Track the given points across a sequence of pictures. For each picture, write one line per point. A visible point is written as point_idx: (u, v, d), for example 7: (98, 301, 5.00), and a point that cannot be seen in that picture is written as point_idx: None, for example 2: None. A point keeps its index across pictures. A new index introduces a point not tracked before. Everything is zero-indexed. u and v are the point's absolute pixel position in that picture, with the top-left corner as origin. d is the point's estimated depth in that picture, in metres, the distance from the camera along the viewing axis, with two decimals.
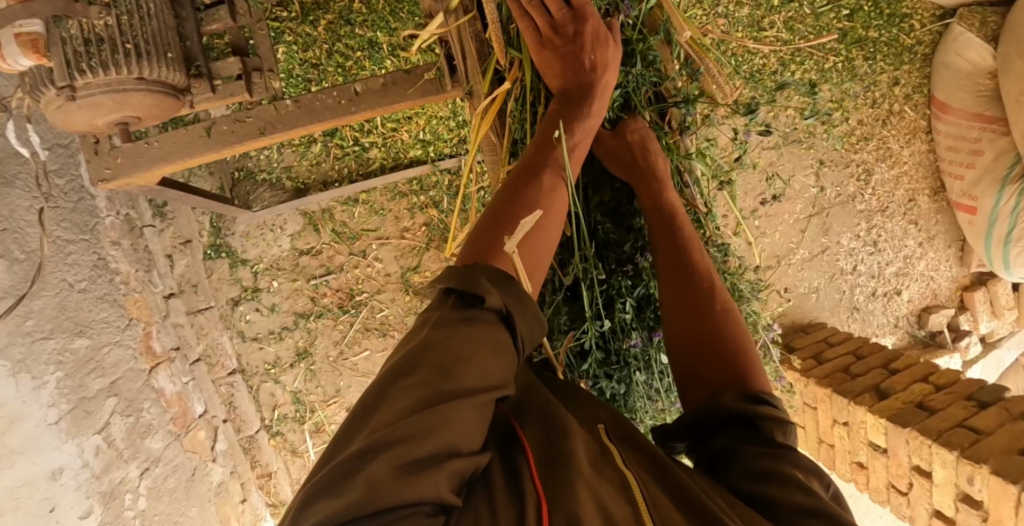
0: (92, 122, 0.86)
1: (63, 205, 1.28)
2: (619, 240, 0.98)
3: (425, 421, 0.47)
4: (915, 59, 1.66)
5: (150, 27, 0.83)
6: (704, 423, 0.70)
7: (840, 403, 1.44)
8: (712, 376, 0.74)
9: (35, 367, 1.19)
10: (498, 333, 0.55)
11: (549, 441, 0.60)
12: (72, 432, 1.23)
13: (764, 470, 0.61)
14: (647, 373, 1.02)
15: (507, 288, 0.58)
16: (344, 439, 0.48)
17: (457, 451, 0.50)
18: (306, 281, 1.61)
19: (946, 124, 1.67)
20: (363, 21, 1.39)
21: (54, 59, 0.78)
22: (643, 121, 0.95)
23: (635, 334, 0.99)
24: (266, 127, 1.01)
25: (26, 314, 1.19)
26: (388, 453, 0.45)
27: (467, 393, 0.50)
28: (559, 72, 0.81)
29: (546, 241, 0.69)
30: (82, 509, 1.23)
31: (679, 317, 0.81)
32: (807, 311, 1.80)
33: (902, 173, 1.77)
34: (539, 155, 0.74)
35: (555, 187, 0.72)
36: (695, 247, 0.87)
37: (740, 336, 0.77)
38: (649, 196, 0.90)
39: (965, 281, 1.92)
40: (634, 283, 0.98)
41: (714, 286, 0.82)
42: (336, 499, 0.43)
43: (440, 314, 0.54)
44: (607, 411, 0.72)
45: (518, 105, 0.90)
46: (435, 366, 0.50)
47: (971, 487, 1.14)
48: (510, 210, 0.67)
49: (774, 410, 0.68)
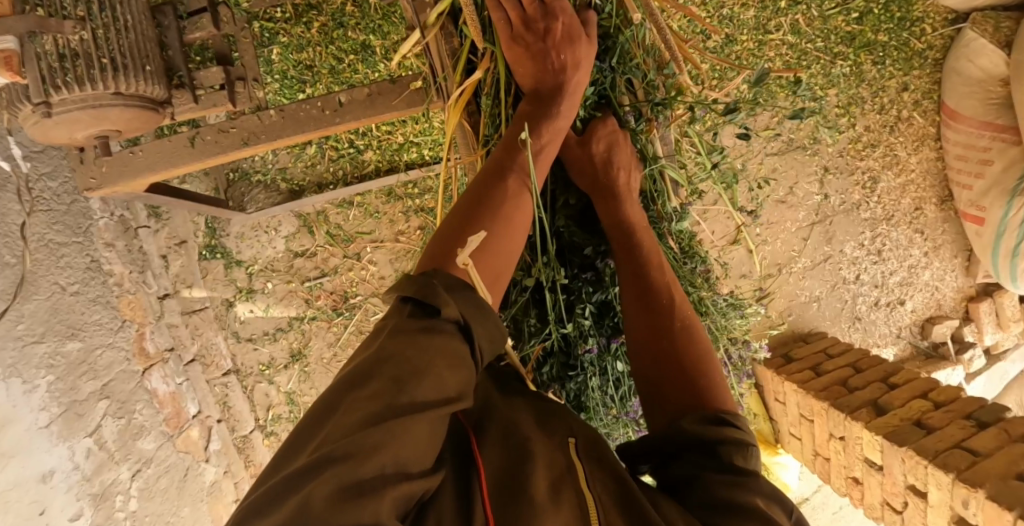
0: (71, 135, 0.85)
1: (56, 208, 1.28)
2: (582, 244, 0.95)
3: (371, 439, 0.44)
4: (925, 64, 1.61)
5: (126, 41, 0.83)
6: (665, 446, 0.69)
7: (836, 418, 1.41)
8: (672, 402, 0.73)
9: (26, 371, 1.21)
10: (458, 343, 0.53)
11: (510, 469, 0.59)
12: (64, 435, 1.26)
13: (723, 502, 0.59)
14: (603, 379, 0.99)
15: (464, 298, 0.55)
16: (285, 458, 0.45)
17: (407, 474, 0.47)
18: (300, 283, 1.60)
19: (955, 132, 1.62)
20: (356, 24, 1.37)
21: (29, 75, 0.78)
22: (615, 122, 0.91)
23: (592, 340, 0.95)
24: (249, 137, 1.00)
25: (17, 319, 1.20)
26: (330, 473, 0.42)
27: (418, 409, 0.48)
28: (531, 69, 0.79)
29: (511, 245, 0.67)
30: (71, 511, 1.27)
31: (643, 337, 0.80)
32: (808, 320, 1.78)
33: (909, 181, 1.73)
34: (505, 159, 0.73)
35: (521, 192, 0.71)
36: (657, 264, 0.85)
37: (702, 354, 0.76)
38: (610, 215, 0.88)
39: (971, 292, 1.88)
40: (594, 289, 0.95)
41: (675, 302, 0.81)
42: (271, 519, 0.41)
43: (397, 322, 0.53)
44: (581, 424, 0.69)
45: (491, 96, 0.86)
46: (388, 379, 0.48)
47: (966, 511, 1.11)
48: (470, 218, 0.65)
49: (739, 432, 0.66)
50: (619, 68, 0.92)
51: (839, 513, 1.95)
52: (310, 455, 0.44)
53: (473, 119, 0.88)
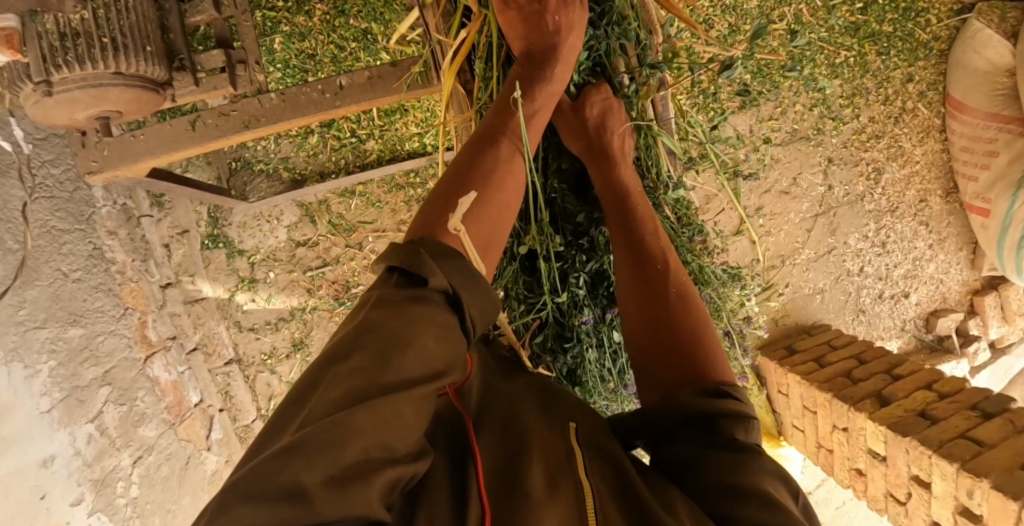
0: (71, 116, 0.86)
1: (59, 194, 1.28)
2: (574, 212, 0.94)
3: (352, 418, 0.44)
4: (931, 55, 1.60)
5: (129, 22, 0.82)
6: (661, 423, 0.68)
7: (840, 409, 1.40)
8: (667, 372, 0.74)
9: (27, 356, 1.18)
10: (444, 316, 0.53)
11: (506, 461, 0.58)
12: (65, 421, 1.24)
13: (727, 485, 0.58)
14: (599, 351, 0.98)
15: (450, 262, 0.56)
16: (265, 443, 0.44)
17: (391, 456, 0.47)
18: (302, 272, 1.60)
19: (961, 123, 1.61)
20: (358, 13, 1.37)
21: (30, 54, 0.78)
22: (609, 89, 0.90)
23: (588, 311, 0.95)
24: (249, 121, 1.00)
25: (19, 304, 1.17)
26: (311, 456, 0.41)
27: (404, 386, 0.48)
28: (522, 32, 0.78)
29: (502, 213, 0.67)
30: (73, 497, 1.24)
31: (636, 303, 0.80)
32: (811, 313, 1.77)
33: (914, 173, 1.72)
34: (496, 124, 0.72)
35: (510, 161, 0.70)
36: (651, 229, 0.84)
37: (696, 321, 0.76)
38: (606, 183, 0.87)
39: (976, 286, 1.87)
40: (588, 257, 0.95)
41: (668, 268, 0.81)
42: (248, 505, 0.39)
43: (380, 295, 0.52)
44: (579, 406, 0.70)
45: (484, 62, 0.85)
46: (372, 353, 0.48)
47: (971, 501, 1.10)
48: (462, 184, 0.65)
49: (737, 403, 0.66)
50: (614, 33, 0.90)
51: (842, 507, 1.95)
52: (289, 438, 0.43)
53: (466, 83, 0.89)
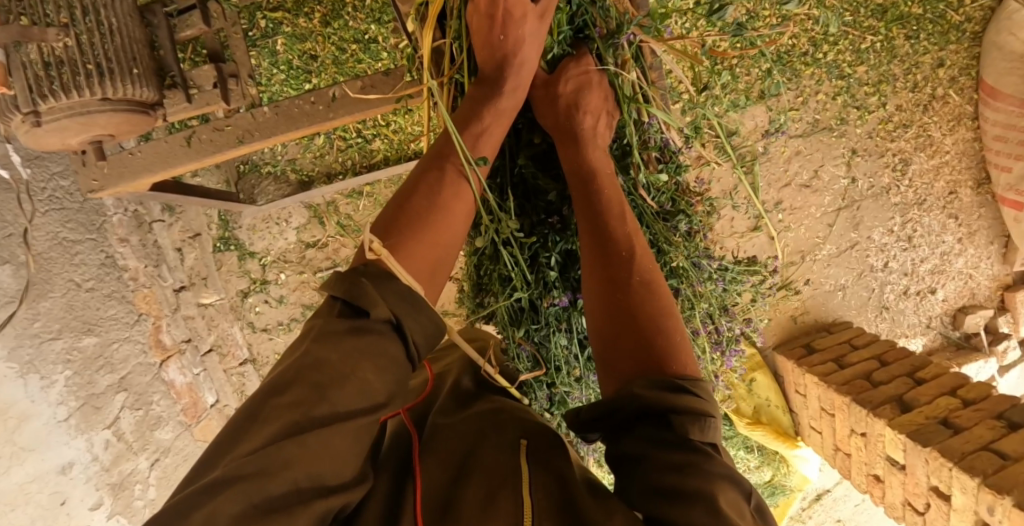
0: (64, 142, 0.88)
1: (69, 206, 1.33)
2: (545, 189, 0.93)
3: (282, 453, 0.44)
4: (963, 37, 1.49)
5: (112, 44, 0.85)
6: (618, 415, 0.64)
7: (858, 413, 1.36)
8: (626, 360, 0.69)
9: (43, 367, 1.34)
10: (387, 346, 0.51)
11: (448, 487, 0.58)
12: (83, 428, 1.40)
13: (673, 488, 0.53)
14: (568, 336, 1.01)
15: (389, 285, 0.54)
16: (190, 477, 0.43)
17: (324, 488, 0.46)
18: (313, 274, 1.56)
19: (993, 111, 1.52)
20: (357, 13, 1.34)
21: (16, 85, 0.80)
22: (591, 60, 0.88)
23: (557, 292, 0.96)
24: (244, 136, 0.99)
25: (33, 317, 1.32)
26: (237, 488, 0.41)
27: (335, 422, 0.47)
28: (485, 35, 0.76)
29: (443, 233, 0.64)
30: (92, 501, 1.43)
31: (598, 292, 0.77)
32: (832, 310, 1.71)
33: (943, 163, 1.63)
34: (448, 143, 0.71)
35: (457, 184, 0.69)
36: (618, 215, 0.81)
37: (658, 310, 0.72)
38: (571, 161, 0.85)
39: (1007, 280, 1.79)
40: (558, 237, 0.94)
41: (634, 256, 0.77)
42: None
43: (323, 321, 0.52)
44: (536, 425, 0.68)
45: (458, 18, 0.81)
46: (309, 385, 0.47)
47: (991, 517, 1.05)
48: (409, 203, 0.64)
49: (698, 400, 0.61)
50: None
51: (858, 506, 1.92)
52: (219, 469, 0.43)
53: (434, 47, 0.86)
